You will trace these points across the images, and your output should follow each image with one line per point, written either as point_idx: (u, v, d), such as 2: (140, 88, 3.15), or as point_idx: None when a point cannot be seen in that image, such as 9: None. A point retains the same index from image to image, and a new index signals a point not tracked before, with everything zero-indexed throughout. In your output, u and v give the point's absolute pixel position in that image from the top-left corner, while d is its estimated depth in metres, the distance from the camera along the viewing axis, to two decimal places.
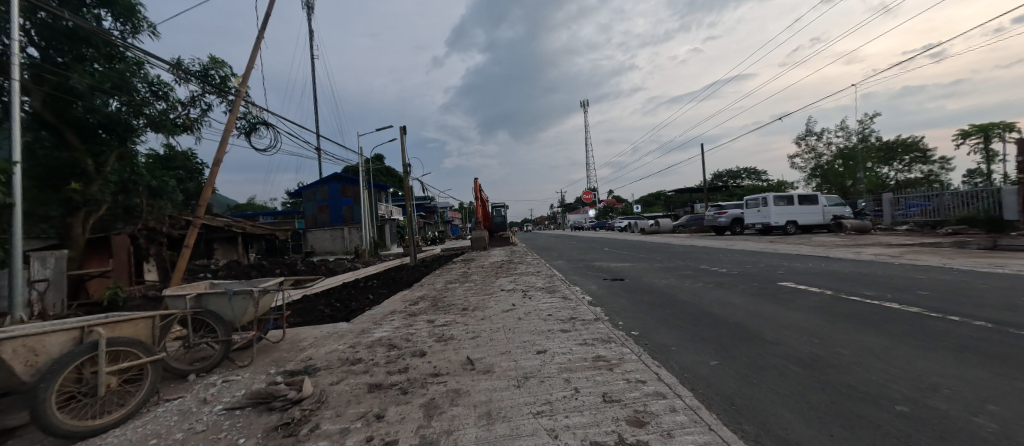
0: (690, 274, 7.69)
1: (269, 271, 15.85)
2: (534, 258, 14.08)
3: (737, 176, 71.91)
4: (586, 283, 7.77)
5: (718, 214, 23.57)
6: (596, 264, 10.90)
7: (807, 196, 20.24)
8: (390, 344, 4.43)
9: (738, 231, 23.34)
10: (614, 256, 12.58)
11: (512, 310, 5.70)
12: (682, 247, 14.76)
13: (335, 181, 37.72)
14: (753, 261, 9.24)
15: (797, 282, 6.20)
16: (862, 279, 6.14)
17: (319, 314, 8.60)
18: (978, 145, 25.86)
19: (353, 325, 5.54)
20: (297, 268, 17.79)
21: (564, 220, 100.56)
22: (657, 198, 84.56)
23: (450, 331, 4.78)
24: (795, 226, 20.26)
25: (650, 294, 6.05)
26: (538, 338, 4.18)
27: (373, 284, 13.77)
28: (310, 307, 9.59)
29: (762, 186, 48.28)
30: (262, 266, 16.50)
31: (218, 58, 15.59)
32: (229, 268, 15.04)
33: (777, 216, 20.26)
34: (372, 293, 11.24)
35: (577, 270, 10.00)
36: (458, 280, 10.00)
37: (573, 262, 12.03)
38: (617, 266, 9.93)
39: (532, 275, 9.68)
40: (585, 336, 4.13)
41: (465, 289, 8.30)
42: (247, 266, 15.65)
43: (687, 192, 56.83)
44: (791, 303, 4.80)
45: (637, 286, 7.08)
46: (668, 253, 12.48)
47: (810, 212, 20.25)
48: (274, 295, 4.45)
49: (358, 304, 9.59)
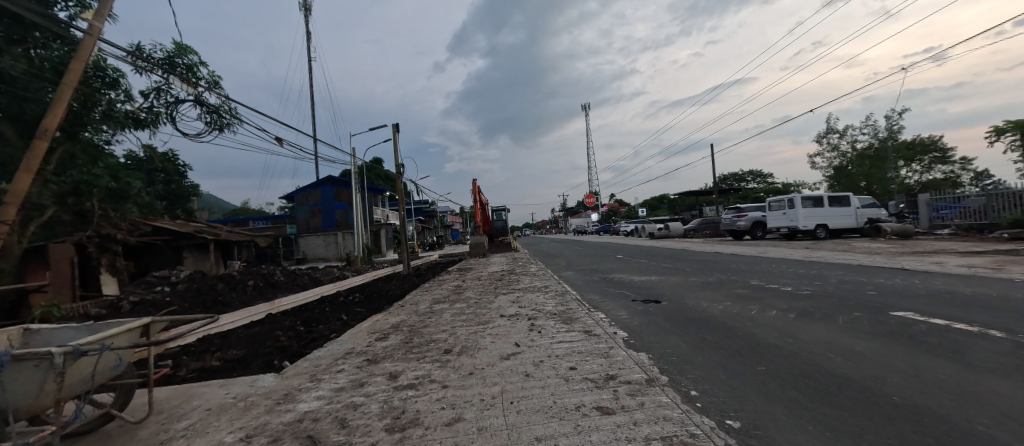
0: (748, 295, 5.87)
1: (240, 282, 14.09)
2: (539, 269, 12.23)
3: (742, 178, 70.41)
4: (611, 306, 5.95)
5: (736, 217, 21.72)
6: (614, 277, 9.07)
7: (838, 197, 18.41)
8: (311, 435, 2.61)
9: (759, 235, 21.48)
10: (633, 267, 10.77)
11: (513, 357, 3.86)
12: (708, 255, 12.89)
13: (329, 184, 36.13)
14: (815, 275, 7.38)
15: (917, 310, 4.40)
16: (1012, 308, 4.32)
17: (272, 345, 6.80)
18: (1016, 142, 23.96)
19: (279, 383, 3.72)
20: (274, 279, 16.01)
21: (567, 224, 98.71)
22: (662, 202, 82.72)
23: (415, 404, 2.97)
24: (825, 230, 18.44)
25: (714, 330, 4.20)
26: (563, 435, 2.35)
27: (355, 298, 11.98)
28: (266, 333, 7.81)
29: (774, 188, 46.39)
30: (234, 276, 14.76)
31: (184, 43, 14.07)
32: (191, 279, 13.27)
33: (805, 219, 18.42)
34: (347, 312, 9.46)
35: (593, 285, 8.17)
36: (449, 297, 8.22)
37: (585, 275, 10.19)
38: (641, 280, 8.13)
39: (538, 293, 7.86)
40: (647, 433, 2.31)
41: (453, 314, 6.49)
42: (216, 276, 13.92)
43: (694, 195, 55.03)
44: (966, 358, 2.94)
45: (681, 312, 5.22)
46: (696, 263, 10.62)
47: (841, 214, 18.38)
48: (111, 354, 2.59)
49: (326, 329, 7.78)
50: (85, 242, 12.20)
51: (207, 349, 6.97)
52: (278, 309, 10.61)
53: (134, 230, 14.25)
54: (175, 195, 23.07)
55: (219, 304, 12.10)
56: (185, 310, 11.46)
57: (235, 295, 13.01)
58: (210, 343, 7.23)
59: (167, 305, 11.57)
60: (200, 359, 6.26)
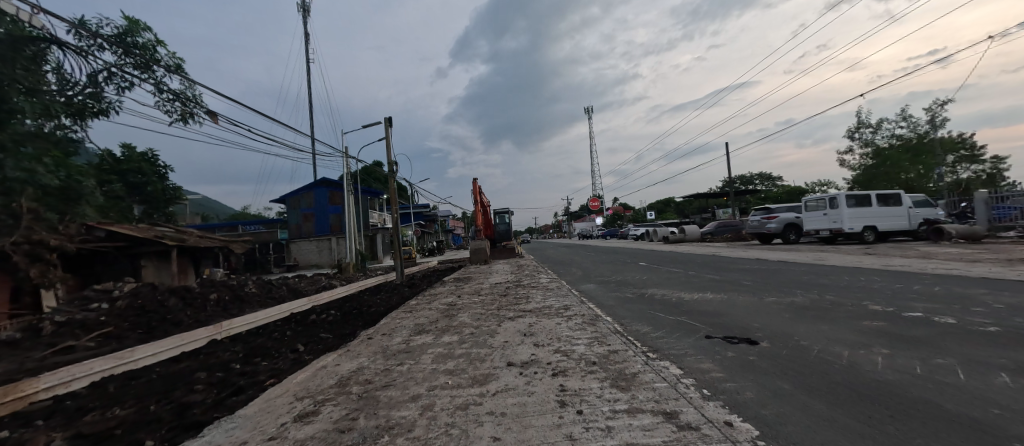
0: (900, 335, 3.69)
1: (200, 297, 12.00)
2: (550, 281, 10.09)
3: (749, 180, 68.13)
4: (683, 350, 3.78)
5: (766, 218, 19.51)
6: (653, 295, 6.92)
7: (888, 195, 16.18)
8: None
9: (792, 239, 19.20)
10: (670, 278, 8.63)
11: None
12: (753, 264, 10.73)
13: (322, 187, 34.25)
14: (954, 295, 5.20)
15: None
16: None
17: (175, 402, 4.66)
18: None
19: None
20: (245, 291, 13.92)
21: (569, 228, 96.54)
22: (668, 205, 80.55)
23: None
24: (873, 233, 16.26)
25: (952, 439, 2.03)
26: None
27: (328, 317, 9.85)
28: (187, 376, 5.71)
29: (790, 189, 44.05)
30: (194, 288, 12.68)
31: (136, 18, 12.31)
32: (138, 292, 11.18)
33: (850, 220, 16.21)
34: (308, 340, 7.34)
35: (631, 307, 6.00)
36: (435, 325, 6.07)
37: (611, 290, 8.05)
38: (695, 301, 6.00)
39: (559, 318, 5.73)
40: None
41: (436, 357, 4.33)
42: (171, 290, 11.84)
43: (703, 198, 52.88)
44: None
45: (817, 369, 3.05)
46: (751, 274, 8.44)
47: (891, 215, 16.17)
48: None
49: (266, 370, 5.63)
50: (7, 250, 9.95)
51: (87, 405, 4.83)
52: (227, 333, 8.51)
53: (75, 235, 12.10)
54: (152, 197, 21.37)
55: (166, 325, 10.01)
56: (122, 333, 9.36)
57: (189, 313, 10.94)
58: (98, 395, 5.11)
59: (100, 327, 9.47)
60: (56, 429, 4.13)
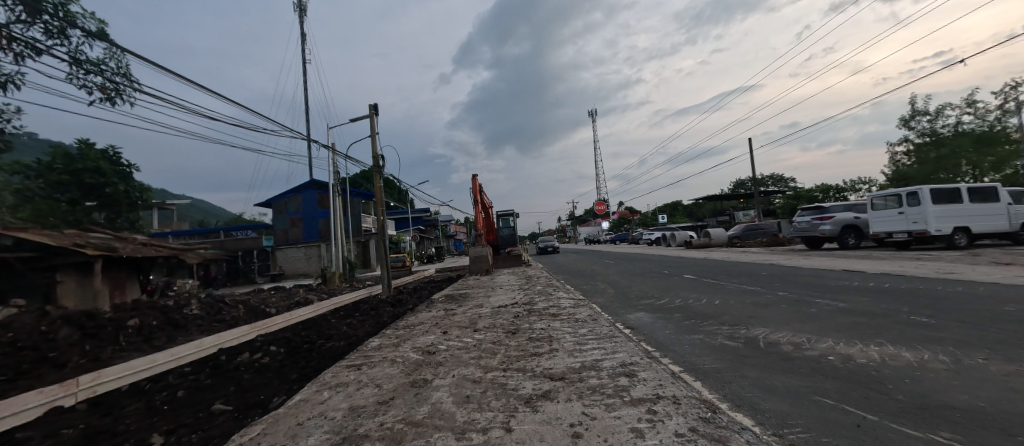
0: None
1: (108, 326, 9.11)
2: (576, 306, 7.13)
3: (763, 182, 65.12)
4: None
5: (819, 219, 16.40)
6: (777, 344, 3.89)
7: (986, 189, 13.12)
8: None
9: (851, 242, 16.20)
10: (763, 306, 5.71)
11: None
12: (858, 280, 7.76)
13: (311, 189, 31.56)
14: None
15: None
16: None
17: None
18: None
19: None
20: (183, 314, 11.02)
21: (574, 233, 93.45)
22: (677, 208, 77.21)
23: None
24: (964, 235, 13.24)
25: None
26: None
27: (263, 359, 6.92)
28: None
29: (817, 188, 40.74)
30: (112, 312, 9.84)
31: None
32: (15, 324, 8.31)
33: (938, 221, 13.13)
34: (191, 416, 4.37)
35: (767, 382, 3.01)
36: (375, 418, 3.03)
37: (681, 325, 5.10)
38: (899, 372, 2.97)
39: (631, 413, 2.74)
40: None
41: None
42: (70, 318, 8.97)
43: (718, 200, 49.97)
44: None
45: None
46: (899, 301, 5.43)
47: (987, 213, 13.17)
48: None
49: None
50: None
51: None
52: (93, 389, 5.52)
53: None
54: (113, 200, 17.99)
55: (40, 369, 7.13)
56: None
57: (85, 348, 8.05)
58: None
59: None
60: None
